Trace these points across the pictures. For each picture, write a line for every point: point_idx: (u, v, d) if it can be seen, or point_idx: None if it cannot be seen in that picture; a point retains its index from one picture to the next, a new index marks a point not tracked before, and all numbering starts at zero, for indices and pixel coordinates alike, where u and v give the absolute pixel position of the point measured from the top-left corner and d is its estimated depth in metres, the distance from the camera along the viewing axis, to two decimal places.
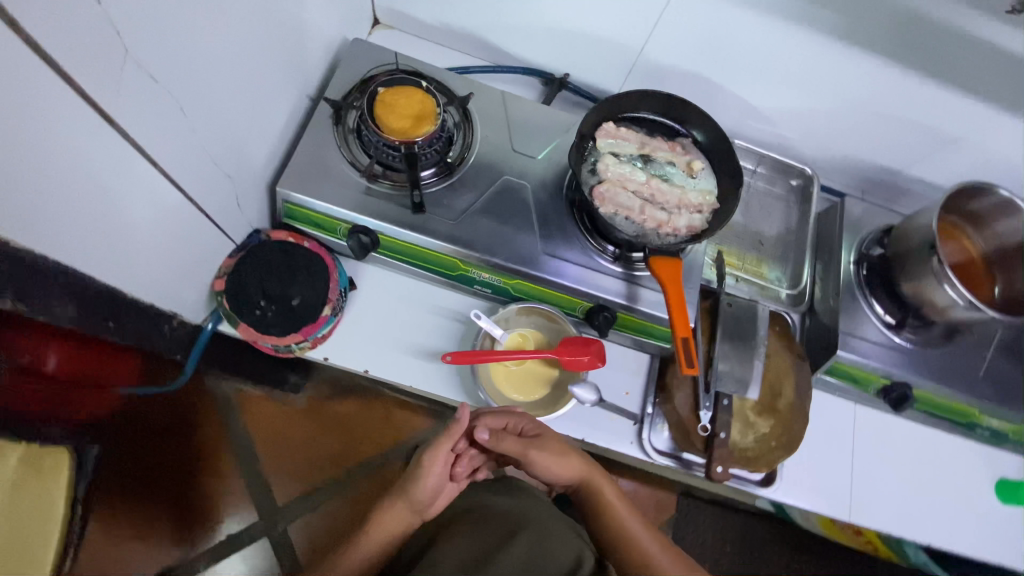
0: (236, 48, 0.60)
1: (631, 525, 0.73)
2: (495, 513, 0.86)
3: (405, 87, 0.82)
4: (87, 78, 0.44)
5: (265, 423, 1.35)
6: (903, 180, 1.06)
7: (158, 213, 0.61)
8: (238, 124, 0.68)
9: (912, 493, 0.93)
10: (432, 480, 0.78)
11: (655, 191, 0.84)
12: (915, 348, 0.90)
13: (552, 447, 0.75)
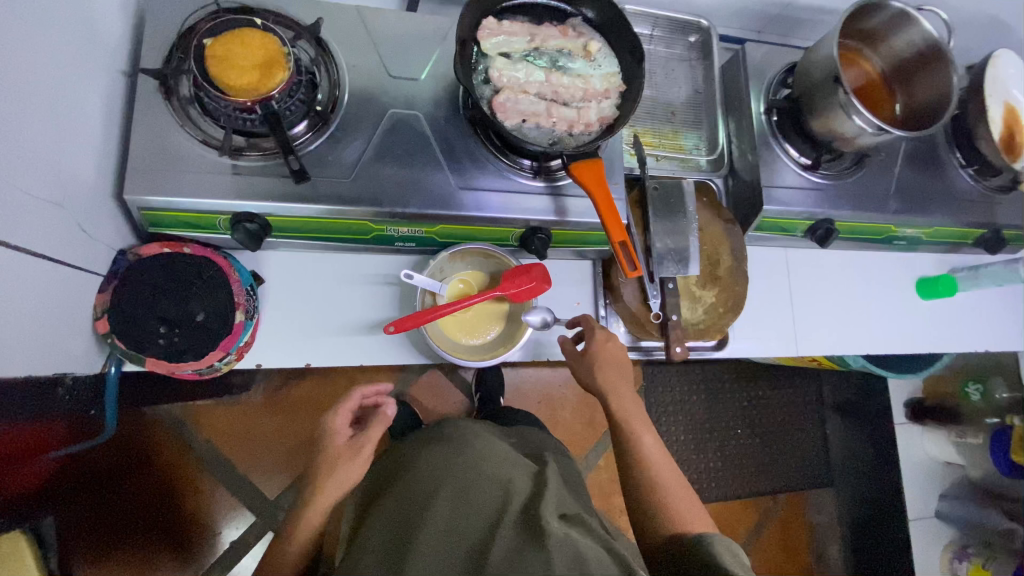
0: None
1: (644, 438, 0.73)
2: (424, 462, 0.77)
3: (236, 30, 0.67)
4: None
5: (225, 429, 1.23)
6: (795, 10, 1.03)
7: None
8: (24, 134, 0.52)
9: (845, 314, 1.02)
10: (342, 477, 0.73)
11: (557, 88, 0.77)
12: (831, 183, 0.93)
13: (602, 360, 0.77)
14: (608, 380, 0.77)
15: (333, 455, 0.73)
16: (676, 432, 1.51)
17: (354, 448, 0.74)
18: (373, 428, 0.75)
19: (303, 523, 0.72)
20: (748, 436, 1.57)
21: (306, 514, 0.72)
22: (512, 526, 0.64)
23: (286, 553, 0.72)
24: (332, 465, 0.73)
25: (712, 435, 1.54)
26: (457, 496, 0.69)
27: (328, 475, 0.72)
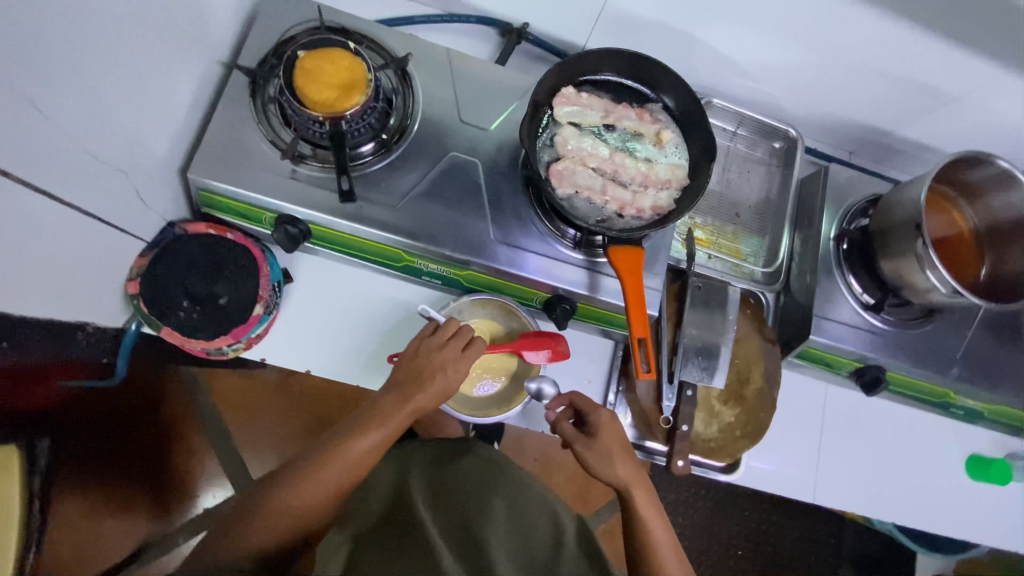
0: (67, 4, 0.48)
1: (660, 533, 0.68)
2: (460, 469, 0.78)
3: (329, 49, 0.70)
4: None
5: (234, 400, 1.20)
6: (896, 139, 0.98)
7: (33, 222, 0.54)
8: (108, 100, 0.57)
9: (879, 470, 0.92)
10: (417, 405, 0.69)
11: (618, 167, 0.76)
12: (891, 329, 0.86)
13: (612, 448, 0.71)
14: (621, 471, 0.70)
15: (437, 376, 0.70)
16: None
17: (443, 375, 0.70)
18: (461, 354, 0.72)
19: (360, 443, 0.65)
20: (748, 561, 1.42)
21: (364, 432, 0.66)
22: (573, 548, 0.70)
23: (332, 463, 0.64)
24: (418, 390, 0.69)
25: (710, 550, 1.40)
26: (512, 510, 0.73)
27: (400, 403, 0.68)
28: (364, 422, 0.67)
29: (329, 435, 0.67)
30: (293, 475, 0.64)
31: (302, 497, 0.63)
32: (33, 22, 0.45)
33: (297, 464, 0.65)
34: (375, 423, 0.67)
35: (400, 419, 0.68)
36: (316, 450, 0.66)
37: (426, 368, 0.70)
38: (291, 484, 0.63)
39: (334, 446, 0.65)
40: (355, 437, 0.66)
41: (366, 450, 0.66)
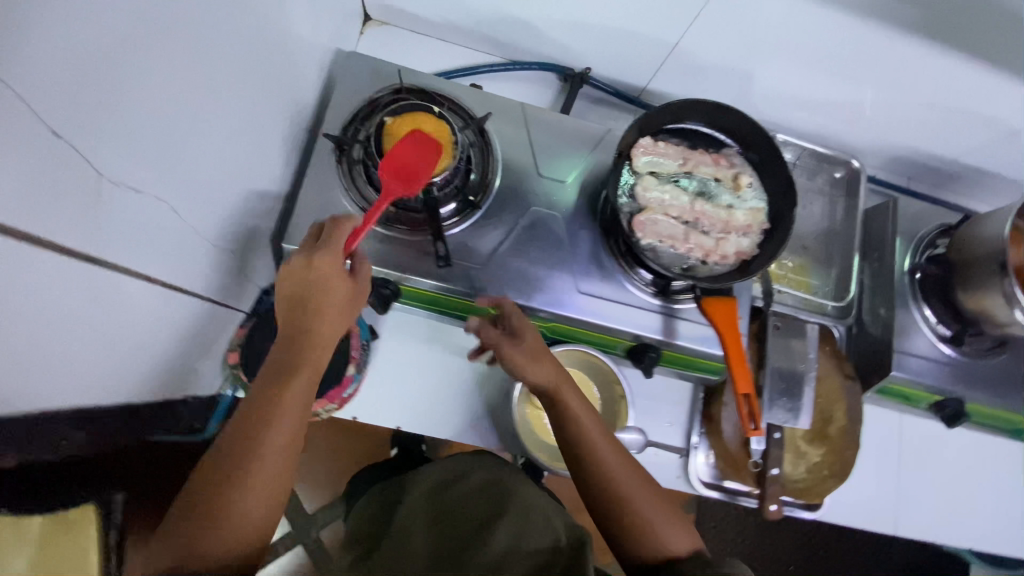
0: (194, 105, 0.49)
1: (610, 461, 0.65)
2: (449, 477, 0.72)
3: (413, 112, 0.71)
4: (27, 220, 0.36)
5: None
6: (956, 166, 0.98)
7: (150, 316, 0.55)
8: (221, 188, 0.59)
9: (957, 499, 0.91)
10: (312, 368, 0.57)
11: (699, 214, 0.76)
12: (968, 360, 0.86)
13: (534, 349, 0.68)
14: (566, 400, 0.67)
15: (329, 300, 0.59)
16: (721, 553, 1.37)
17: (333, 299, 0.59)
18: (354, 280, 0.61)
19: (275, 420, 0.53)
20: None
21: (270, 414, 0.53)
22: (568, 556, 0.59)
23: (252, 468, 0.51)
24: (314, 329, 0.58)
25: (762, 565, 1.39)
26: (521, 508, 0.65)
27: (298, 361, 0.56)
28: (262, 396, 0.54)
29: (227, 433, 0.53)
30: (207, 497, 0.50)
31: (239, 524, 0.50)
32: (174, 132, 0.48)
33: (208, 478, 0.51)
34: (276, 395, 0.54)
35: (304, 385, 0.56)
36: (223, 455, 0.52)
37: (318, 298, 0.58)
38: (205, 511, 0.49)
39: (243, 434, 0.52)
40: (264, 423, 0.53)
41: (282, 422, 0.54)
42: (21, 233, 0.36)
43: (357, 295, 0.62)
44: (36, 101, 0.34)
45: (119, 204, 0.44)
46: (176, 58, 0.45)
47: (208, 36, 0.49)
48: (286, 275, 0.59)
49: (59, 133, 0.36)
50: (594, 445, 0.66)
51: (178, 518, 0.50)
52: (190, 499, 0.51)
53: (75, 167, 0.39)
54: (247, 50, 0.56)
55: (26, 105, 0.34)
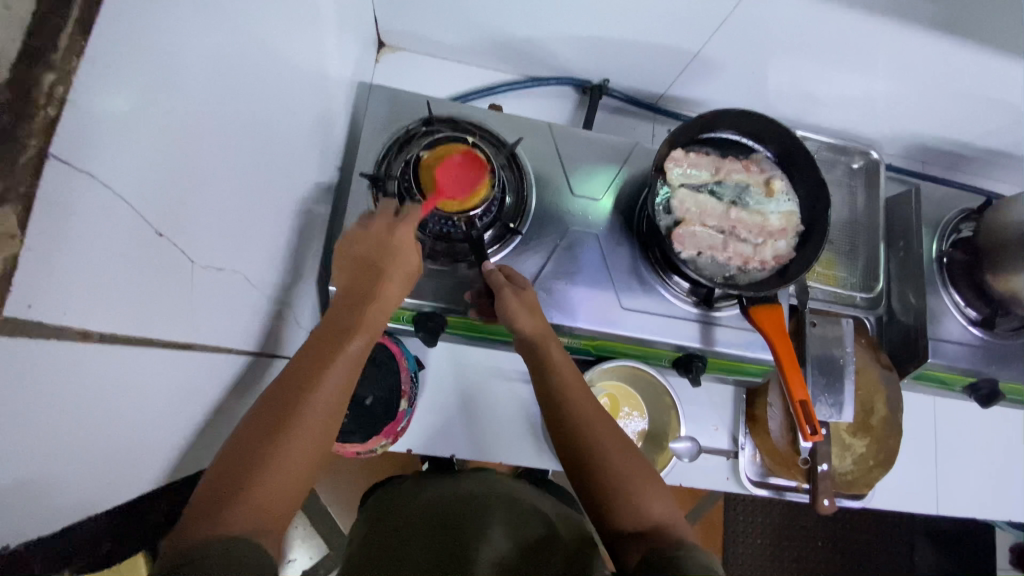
0: (259, 172, 0.49)
1: (614, 437, 0.64)
2: (448, 490, 0.72)
3: (449, 144, 0.71)
4: (147, 325, 0.36)
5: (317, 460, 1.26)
6: (970, 150, 1.00)
7: (240, 386, 0.54)
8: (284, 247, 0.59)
9: (991, 473, 0.94)
10: (359, 348, 0.55)
11: (734, 222, 0.77)
12: (999, 341, 0.88)
13: (531, 303, 0.69)
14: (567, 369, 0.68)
15: (385, 283, 0.58)
16: (752, 536, 1.40)
17: (390, 283, 0.59)
18: (410, 257, 0.61)
19: (316, 391, 0.50)
20: (828, 550, 1.45)
21: (313, 385, 0.51)
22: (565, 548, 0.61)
23: (287, 436, 0.48)
24: (365, 305, 0.57)
25: (791, 544, 1.43)
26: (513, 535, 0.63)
27: (349, 335, 0.54)
28: (306, 367, 0.51)
29: (267, 399, 0.50)
30: (240, 458, 0.47)
31: (264, 493, 0.46)
32: (247, 204, 0.47)
33: (244, 443, 0.48)
34: (321, 367, 0.52)
35: (347, 361, 0.53)
36: (260, 418, 0.49)
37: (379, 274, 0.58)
38: (236, 471, 0.46)
39: (286, 400, 0.49)
40: (306, 393, 0.50)
41: (322, 397, 0.51)
42: (145, 339, 0.36)
43: (410, 280, 0.61)
44: (139, 200, 0.33)
45: (213, 287, 0.44)
46: (241, 133, 0.44)
47: (265, 101, 0.48)
48: (345, 243, 0.61)
49: (163, 232, 0.36)
50: (595, 415, 0.66)
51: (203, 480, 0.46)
52: (219, 463, 0.47)
53: (178, 262, 0.38)
54: (293, 107, 0.55)
55: (129, 207, 0.32)
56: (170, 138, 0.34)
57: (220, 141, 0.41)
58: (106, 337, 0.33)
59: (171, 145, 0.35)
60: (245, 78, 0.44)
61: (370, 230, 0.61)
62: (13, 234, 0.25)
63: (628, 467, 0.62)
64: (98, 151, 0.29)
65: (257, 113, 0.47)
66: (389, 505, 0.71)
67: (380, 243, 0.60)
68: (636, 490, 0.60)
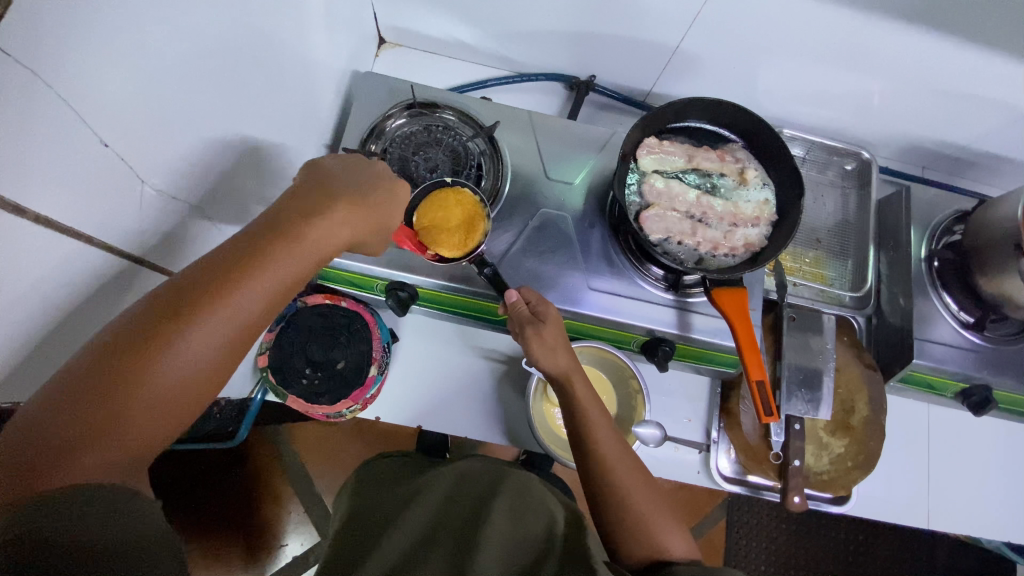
0: (219, 122, 0.55)
1: (624, 472, 0.65)
2: (440, 482, 0.75)
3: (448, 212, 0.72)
4: (77, 220, 0.44)
5: (314, 445, 1.29)
6: (972, 154, 0.98)
7: None
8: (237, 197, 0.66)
9: (992, 491, 0.89)
10: (271, 293, 0.49)
11: (705, 208, 0.78)
12: (993, 346, 0.84)
13: (554, 338, 0.69)
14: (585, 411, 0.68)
15: (313, 230, 0.52)
16: (755, 561, 1.34)
17: (318, 230, 0.52)
18: (354, 213, 0.55)
19: (225, 298, 0.46)
20: None
21: (200, 322, 0.45)
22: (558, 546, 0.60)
23: (155, 371, 0.43)
24: (308, 224, 0.52)
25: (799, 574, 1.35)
26: (511, 508, 0.65)
27: (252, 272, 0.48)
28: (215, 272, 0.47)
29: (157, 296, 0.46)
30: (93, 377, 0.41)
31: (134, 407, 0.42)
32: (201, 144, 0.53)
33: (116, 343, 0.43)
34: (220, 305, 0.46)
35: (238, 305, 0.47)
36: (126, 337, 0.43)
37: (307, 218, 0.52)
38: (77, 411, 0.40)
39: (159, 326, 0.44)
40: (205, 305, 0.46)
41: (223, 317, 0.47)
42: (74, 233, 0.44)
43: (352, 231, 0.56)
44: (77, 102, 0.39)
45: (151, 207, 0.51)
46: (200, 83, 0.50)
47: (231, 58, 0.53)
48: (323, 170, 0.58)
49: (108, 143, 0.43)
50: (599, 445, 0.66)
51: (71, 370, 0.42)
52: (83, 360, 0.42)
53: (116, 168, 0.45)
54: (268, 76, 0.61)
55: (65, 104, 0.38)
56: (110, 60, 0.40)
57: (176, 82, 0.47)
58: (37, 216, 0.40)
59: (116, 67, 0.41)
60: (212, 33, 0.49)
61: (352, 171, 0.59)
62: None
63: (640, 504, 0.63)
64: (42, 51, 0.35)
65: (223, 68, 0.53)
66: (376, 500, 0.75)
67: (325, 191, 0.55)
68: (645, 522, 0.62)
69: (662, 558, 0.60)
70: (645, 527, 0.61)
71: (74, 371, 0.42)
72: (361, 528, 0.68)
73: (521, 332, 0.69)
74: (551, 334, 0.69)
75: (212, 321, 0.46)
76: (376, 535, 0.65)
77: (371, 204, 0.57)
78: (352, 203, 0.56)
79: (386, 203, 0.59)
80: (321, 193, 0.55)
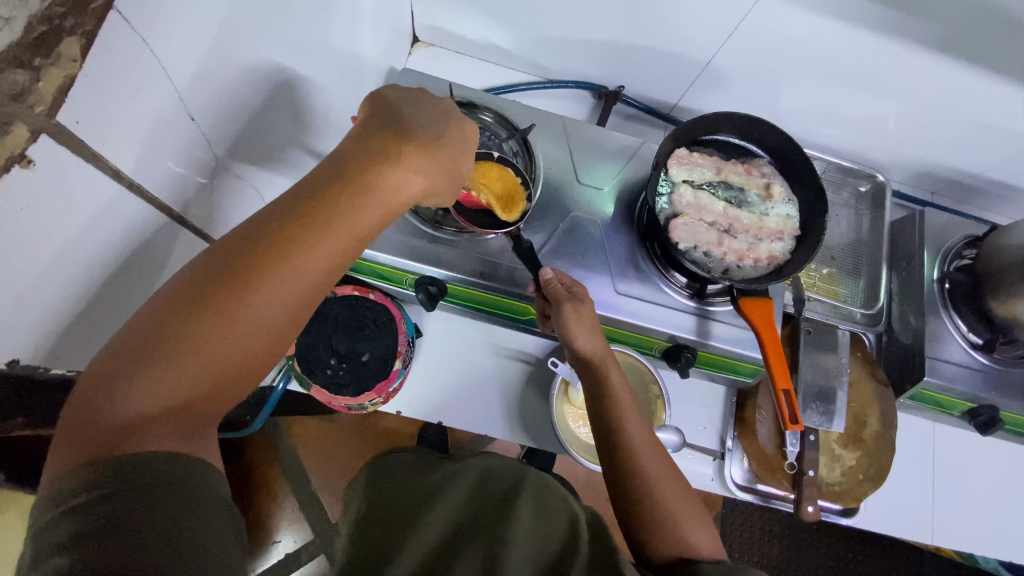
0: None
1: (651, 467, 0.64)
2: (459, 474, 0.74)
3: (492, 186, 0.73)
4: None
5: (314, 440, 1.27)
6: (981, 182, 1.02)
7: None
8: (268, 171, 0.67)
9: (992, 510, 0.91)
10: (340, 251, 0.47)
11: (732, 220, 0.80)
12: (1000, 368, 0.87)
13: (587, 322, 0.69)
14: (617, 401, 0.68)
15: (382, 180, 0.49)
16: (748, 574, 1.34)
17: (386, 180, 0.49)
18: (427, 160, 0.52)
19: (298, 254, 0.45)
20: None
21: (262, 289, 0.44)
22: (583, 554, 0.58)
23: (224, 332, 0.42)
24: (383, 172, 0.49)
25: None
26: (534, 509, 0.63)
27: (324, 225, 0.46)
28: (289, 224, 0.45)
29: (229, 247, 0.44)
30: (158, 341, 0.41)
31: (205, 362, 0.42)
32: None
33: (190, 293, 0.42)
34: (285, 267, 0.44)
35: (311, 261, 0.45)
36: (186, 303, 0.42)
37: (374, 166, 0.49)
38: (149, 364, 0.40)
39: (220, 290, 0.43)
40: (277, 260, 0.44)
41: (297, 273, 0.45)
42: None
43: (423, 182, 0.52)
44: None
45: None
46: None
47: None
48: (393, 105, 0.54)
49: None
50: (630, 437, 0.66)
51: (144, 321, 0.41)
52: (157, 311, 0.42)
53: None
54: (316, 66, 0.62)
55: None
56: None
57: None
58: None
59: None
60: None
61: (422, 108, 0.55)
62: (75, 58, 0.37)
63: (668, 497, 0.63)
64: None
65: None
66: (396, 488, 0.75)
67: (392, 132, 0.52)
68: (671, 519, 0.61)
69: (689, 557, 0.59)
70: (672, 521, 0.61)
71: (150, 321, 0.41)
72: (381, 515, 0.67)
73: (558, 312, 0.70)
74: (586, 317, 0.70)
75: (285, 277, 0.44)
76: (400, 523, 0.64)
77: (447, 149, 0.54)
78: (427, 148, 0.52)
79: (455, 151, 0.55)
80: (390, 137, 0.51)
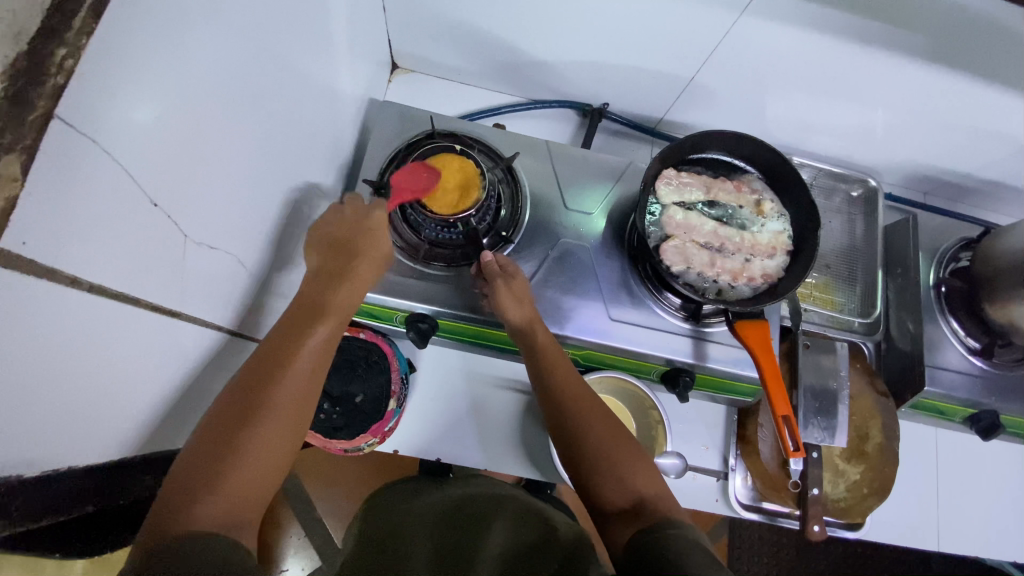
0: (250, 167, 0.54)
1: (594, 426, 0.63)
2: (452, 499, 0.73)
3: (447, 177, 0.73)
4: (134, 284, 0.42)
5: (315, 469, 1.25)
6: (974, 182, 1.01)
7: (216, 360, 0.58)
8: None
9: (997, 513, 0.91)
10: (314, 353, 0.55)
11: (723, 239, 0.79)
12: (999, 372, 0.86)
13: (519, 291, 0.70)
14: (555, 365, 0.68)
15: (336, 294, 0.58)
16: None
17: (339, 292, 0.59)
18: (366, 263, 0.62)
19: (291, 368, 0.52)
20: None
21: (272, 389, 0.51)
22: (555, 549, 0.57)
23: (253, 449, 0.48)
24: (338, 285, 0.59)
25: None
26: (508, 527, 0.63)
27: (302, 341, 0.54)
28: (274, 352, 0.53)
29: (232, 386, 0.51)
30: (200, 474, 0.46)
31: (243, 478, 0.47)
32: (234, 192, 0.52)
33: (213, 431, 0.48)
34: (280, 368, 0.52)
35: (303, 373, 0.53)
36: (207, 433, 0.48)
37: (326, 288, 0.59)
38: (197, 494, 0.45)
39: (239, 421, 0.49)
40: (275, 378, 0.51)
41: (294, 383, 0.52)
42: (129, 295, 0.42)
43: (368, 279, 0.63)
44: (134, 169, 0.39)
45: (202, 263, 0.49)
46: (232, 128, 0.49)
47: (260, 99, 0.53)
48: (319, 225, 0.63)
49: (159, 203, 0.42)
50: (576, 400, 0.66)
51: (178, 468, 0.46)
52: (186, 456, 0.47)
53: (169, 230, 0.44)
54: (290, 113, 0.60)
55: (126, 172, 0.38)
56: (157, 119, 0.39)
57: (213, 130, 0.46)
58: (93, 287, 0.38)
59: (168, 128, 0.41)
60: (240, 76, 0.49)
61: (343, 213, 0.64)
62: (14, 177, 0.30)
63: (617, 450, 0.61)
64: (93, 115, 0.34)
65: (241, 101, 0.50)
66: (394, 513, 0.74)
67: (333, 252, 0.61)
68: (620, 467, 0.60)
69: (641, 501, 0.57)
70: (618, 470, 0.60)
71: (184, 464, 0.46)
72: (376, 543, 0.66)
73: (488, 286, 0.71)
74: (514, 286, 0.71)
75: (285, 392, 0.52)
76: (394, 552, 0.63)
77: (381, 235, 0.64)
78: (366, 249, 0.63)
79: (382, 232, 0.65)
80: (337, 256, 0.61)
